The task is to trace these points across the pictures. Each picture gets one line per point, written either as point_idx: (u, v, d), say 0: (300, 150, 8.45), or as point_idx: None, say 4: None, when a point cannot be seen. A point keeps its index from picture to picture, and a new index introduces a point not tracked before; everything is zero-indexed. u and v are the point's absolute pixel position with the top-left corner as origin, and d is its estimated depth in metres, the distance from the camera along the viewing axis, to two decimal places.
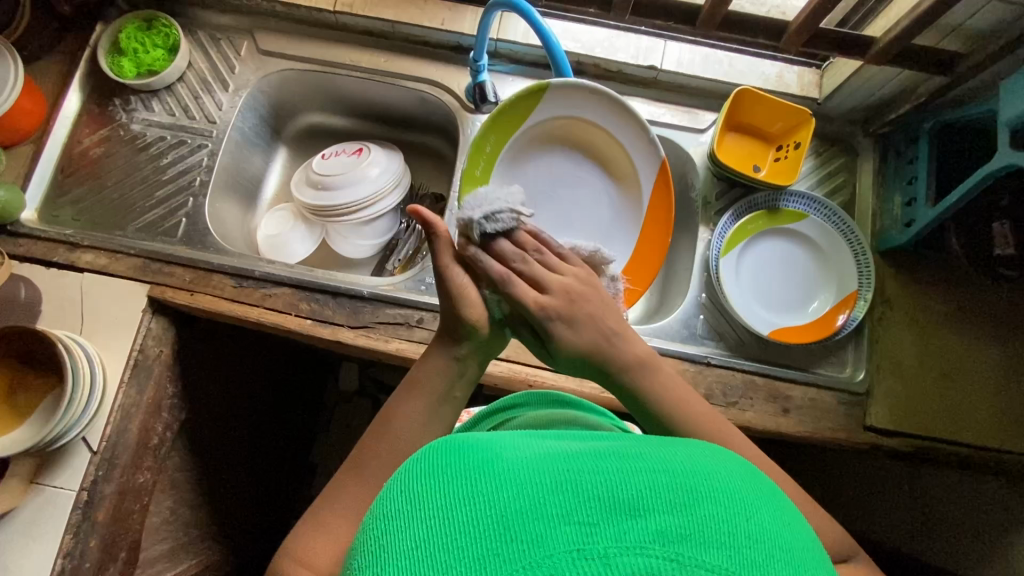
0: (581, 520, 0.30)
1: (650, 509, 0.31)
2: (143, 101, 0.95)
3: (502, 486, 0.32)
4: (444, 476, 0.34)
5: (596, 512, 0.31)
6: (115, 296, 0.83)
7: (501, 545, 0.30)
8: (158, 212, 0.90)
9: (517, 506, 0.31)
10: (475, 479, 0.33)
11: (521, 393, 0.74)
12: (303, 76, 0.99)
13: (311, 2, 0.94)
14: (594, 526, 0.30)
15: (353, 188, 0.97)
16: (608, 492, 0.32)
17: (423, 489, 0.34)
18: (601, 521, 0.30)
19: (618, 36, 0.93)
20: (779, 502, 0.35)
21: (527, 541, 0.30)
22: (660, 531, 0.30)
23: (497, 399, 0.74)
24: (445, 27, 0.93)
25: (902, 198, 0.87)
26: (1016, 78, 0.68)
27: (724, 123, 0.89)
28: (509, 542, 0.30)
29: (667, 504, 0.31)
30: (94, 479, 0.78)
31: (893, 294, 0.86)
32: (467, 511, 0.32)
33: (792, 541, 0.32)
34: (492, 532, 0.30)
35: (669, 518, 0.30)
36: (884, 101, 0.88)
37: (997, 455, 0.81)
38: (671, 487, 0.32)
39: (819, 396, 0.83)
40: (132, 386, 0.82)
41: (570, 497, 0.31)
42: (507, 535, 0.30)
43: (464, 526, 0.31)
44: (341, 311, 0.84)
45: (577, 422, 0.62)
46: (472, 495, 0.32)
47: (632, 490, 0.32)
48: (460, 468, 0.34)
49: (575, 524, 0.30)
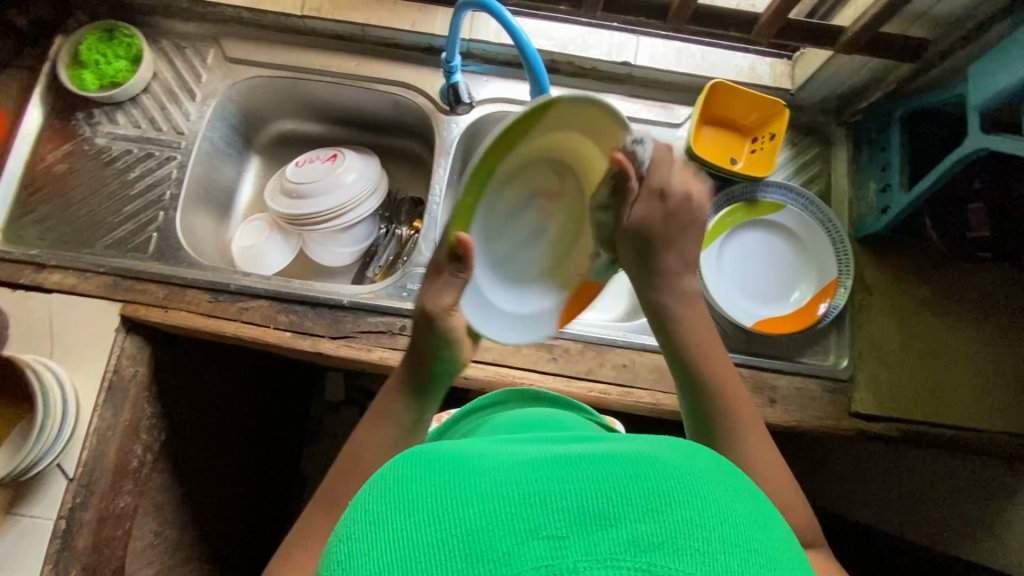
0: (550, 534, 0.30)
1: (621, 518, 0.30)
2: (107, 113, 0.92)
3: (468, 500, 0.32)
4: (409, 494, 0.33)
5: (565, 524, 0.30)
6: (86, 316, 0.81)
7: (468, 566, 0.29)
8: (127, 228, 0.88)
9: (484, 522, 0.30)
10: (440, 495, 0.32)
11: (501, 392, 0.73)
12: (273, 83, 0.97)
13: (277, 8, 0.91)
14: (564, 539, 0.29)
15: (330, 195, 0.95)
16: (577, 503, 0.31)
17: (387, 507, 0.33)
18: (571, 534, 0.30)
19: (591, 33, 0.92)
20: (752, 498, 0.35)
21: (495, 561, 0.29)
22: (631, 541, 0.29)
23: (475, 399, 0.74)
24: (416, 28, 0.92)
25: (877, 184, 0.88)
26: (983, 63, 0.69)
27: (700, 117, 0.89)
28: (477, 562, 0.29)
29: (637, 513, 0.30)
30: (72, 507, 0.76)
31: (872, 281, 0.87)
32: (433, 531, 0.31)
33: (768, 543, 0.32)
34: (458, 550, 0.30)
35: (640, 528, 0.30)
36: (855, 90, 0.89)
37: (979, 435, 0.82)
38: (642, 494, 0.31)
39: (804, 385, 0.84)
40: (107, 409, 0.79)
41: (539, 511, 0.30)
42: (474, 555, 0.29)
43: (431, 546, 0.30)
44: (321, 322, 0.83)
45: (561, 420, 0.62)
46: (438, 515, 0.31)
47: (602, 500, 0.31)
48: (425, 484, 0.33)
49: (544, 538, 0.30)
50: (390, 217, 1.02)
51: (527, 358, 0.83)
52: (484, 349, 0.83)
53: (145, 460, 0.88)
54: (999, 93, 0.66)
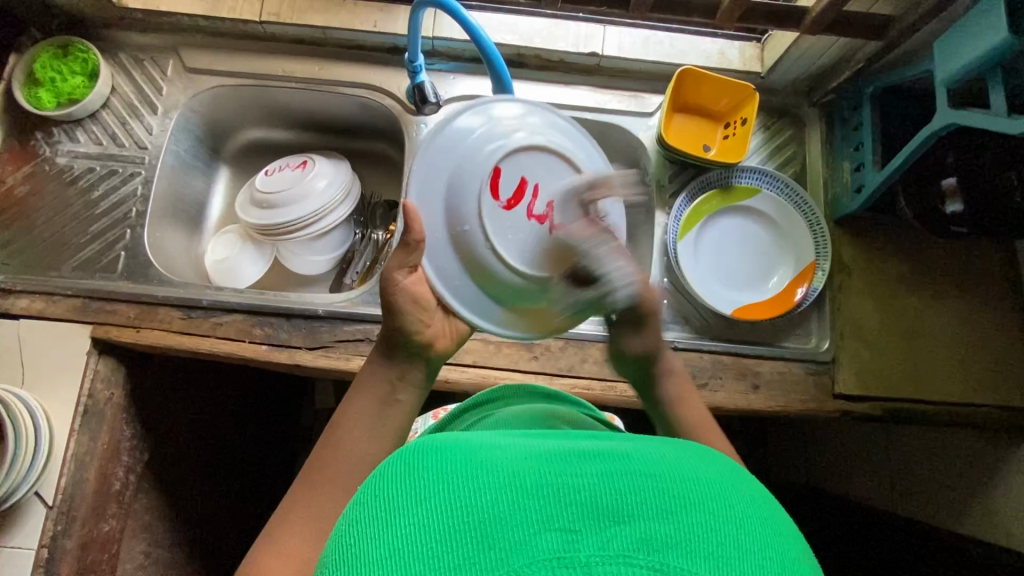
0: (563, 526, 0.29)
1: (634, 514, 0.30)
2: (67, 132, 0.90)
3: (480, 488, 0.31)
4: (421, 481, 0.32)
5: (579, 518, 0.29)
6: (56, 340, 0.79)
7: (477, 554, 0.28)
8: (94, 248, 0.86)
9: (497, 512, 0.30)
10: (453, 481, 0.31)
11: (493, 390, 0.71)
12: (236, 92, 0.95)
13: (234, 14, 0.89)
14: (577, 533, 0.29)
15: (300, 203, 0.93)
16: (591, 496, 0.30)
17: (396, 494, 0.32)
18: (584, 528, 0.29)
19: (556, 25, 0.91)
20: (764, 504, 0.34)
21: (506, 549, 0.28)
22: (645, 539, 0.29)
23: (470, 397, 0.72)
24: (378, 29, 0.90)
25: (851, 163, 0.87)
26: (947, 38, 0.68)
27: (670, 105, 0.88)
28: (488, 551, 0.28)
29: (651, 510, 0.30)
30: (53, 535, 0.75)
31: (850, 261, 0.86)
32: (443, 517, 0.30)
33: (781, 552, 0.31)
34: (469, 538, 0.29)
35: (655, 526, 0.29)
36: (825, 70, 0.88)
37: (963, 409, 0.83)
38: (655, 493, 0.31)
39: (787, 369, 0.84)
40: (84, 433, 0.78)
41: (553, 504, 0.30)
42: (484, 543, 0.28)
43: (442, 532, 0.29)
44: (297, 333, 0.82)
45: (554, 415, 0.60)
46: (451, 500, 0.30)
47: (616, 494, 0.30)
48: (437, 472, 0.32)
49: (556, 530, 0.29)
50: (366, 221, 1.01)
51: (508, 358, 0.82)
52: (463, 351, 0.82)
53: (128, 482, 0.87)
54: (964, 68, 0.66)
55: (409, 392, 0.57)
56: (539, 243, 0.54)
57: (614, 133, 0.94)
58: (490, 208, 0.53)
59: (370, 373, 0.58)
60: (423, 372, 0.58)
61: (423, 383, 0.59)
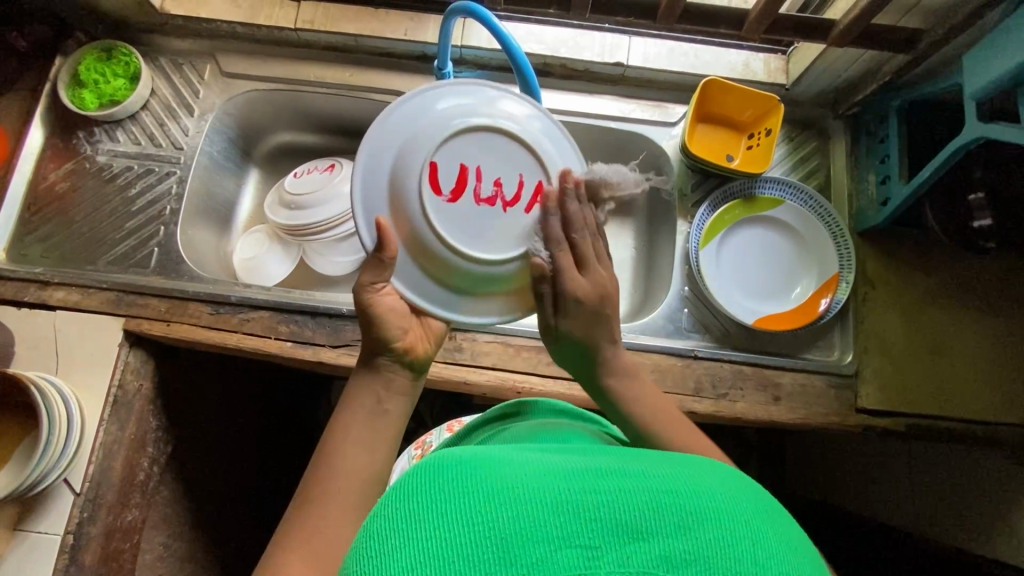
0: (583, 544, 0.29)
1: (653, 531, 0.30)
2: (107, 131, 0.93)
3: (501, 504, 0.31)
4: (443, 493, 0.32)
5: (598, 535, 0.30)
6: (90, 332, 0.82)
7: (500, 570, 0.28)
8: (129, 244, 0.89)
9: (518, 527, 0.30)
10: (474, 497, 0.31)
11: (514, 403, 0.71)
12: (269, 96, 0.97)
13: (271, 22, 0.92)
14: (597, 550, 0.29)
15: (328, 204, 0.95)
16: (611, 512, 0.31)
17: (417, 507, 0.31)
18: (603, 544, 0.30)
19: (582, 35, 0.92)
20: (781, 517, 0.35)
21: (529, 565, 0.28)
22: (665, 556, 0.29)
23: (488, 410, 0.72)
24: (409, 37, 0.92)
25: (876, 176, 0.87)
26: (978, 51, 0.68)
27: (694, 115, 0.89)
28: (511, 565, 0.28)
29: (670, 526, 0.30)
30: (79, 521, 0.76)
31: (875, 275, 0.86)
32: (464, 531, 0.30)
33: (798, 564, 0.31)
34: (492, 553, 0.29)
35: (673, 543, 0.30)
36: (851, 83, 0.88)
37: (988, 428, 0.81)
38: (673, 509, 0.31)
39: (809, 381, 0.83)
40: (112, 423, 0.80)
41: (573, 520, 0.30)
42: (507, 559, 0.29)
43: (463, 546, 0.29)
44: (321, 331, 0.83)
45: (576, 431, 0.60)
46: (469, 513, 0.30)
47: (635, 511, 0.31)
48: (459, 485, 0.32)
49: (576, 548, 0.29)
50: None
51: (527, 361, 0.83)
52: (482, 354, 0.83)
53: (151, 473, 0.89)
54: (995, 81, 0.66)
55: (396, 402, 0.57)
56: (488, 228, 0.53)
57: (637, 142, 0.95)
58: (434, 202, 0.52)
59: (356, 385, 0.57)
60: (408, 377, 0.58)
61: (409, 390, 0.58)
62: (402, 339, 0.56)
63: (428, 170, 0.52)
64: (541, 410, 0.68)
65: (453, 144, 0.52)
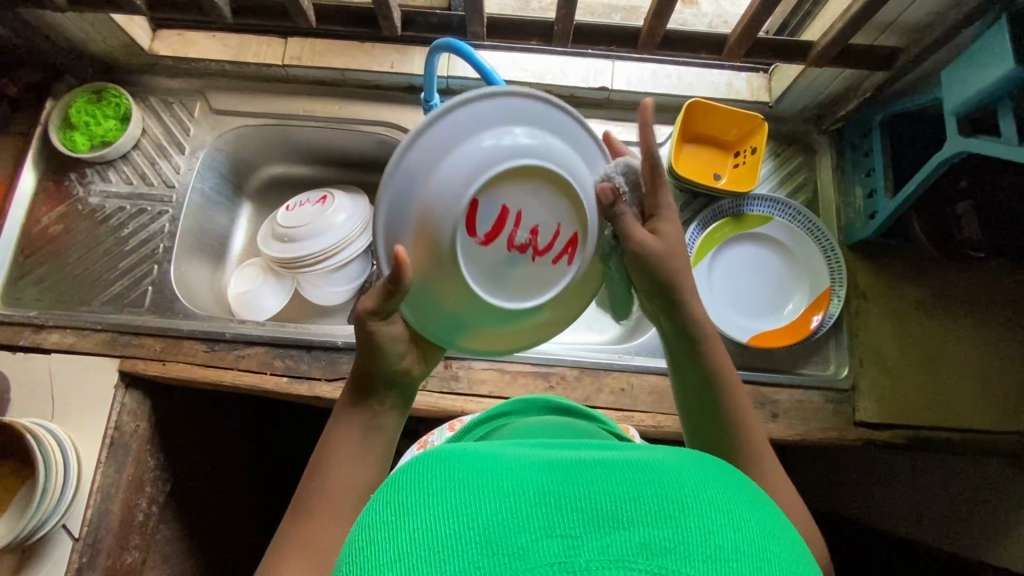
0: (563, 533, 0.29)
1: (634, 519, 0.30)
2: (99, 172, 0.94)
3: (487, 498, 0.31)
4: (431, 490, 0.32)
5: (579, 524, 0.29)
6: (86, 374, 0.82)
7: (481, 558, 0.28)
8: (123, 283, 0.89)
9: (501, 518, 0.30)
10: (462, 492, 0.32)
11: (508, 402, 0.71)
12: (259, 131, 0.98)
13: (259, 59, 0.93)
14: (578, 539, 0.29)
15: (320, 237, 0.96)
16: (593, 503, 0.30)
17: (407, 503, 0.32)
18: (584, 534, 0.29)
19: (566, 62, 0.93)
20: (766, 511, 0.34)
21: (509, 555, 0.28)
22: (645, 543, 0.29)
23: (486, 409, 0.71)
24: (395, 70, 0.93)
25: (862, 190, 0.88)
26: (955, 66, 0.69)
27: (680, 136, 0.90)
28: (492, 555, 0.28)
29: (650, 515, 0.30)
30: (79, 567, 0.76)
31: (866, 287, 0.86)
32: (449, 523, 0.30)
33: (779, 554, 0.31)
34: (475, 543, 0.29)
35: (653, 531, 0.29)
36: (833, 98, 0.89)
37: (988, 436, 0.81)
38: (656, 500, 0.31)
39: (806, 397, 0.83)
40: (110, 466, 0.80)
41: (555, 511, 0.30)
42: (489, 549, 0.29)
43: (447, 539, 0.29)
44: (317, 365, 0.83)
45: (572, 429, 0.59)
46: (456, 506, 0.31)
47: (618, 501, 0.30)
48: (448, 479, 0.33)
49: (557, 537, 0.29)
50: None
51: (524, 387, 0.83)
52: (479, 382, 0.83)
53: (150, 513, 0.88)
54: (975, 96, 0.67)
55: (390, 416, 0.55)
56: (518, 271, 0.49)
57: None
58: (466, 242, 0.46)
59: (344, 406, 0.54)
60: (397, 396, 0.55)
61: (402, 407, 0.56)
62: (399, 361, 0.54)
63: (468, 205, 0.45)
64: (535, 406, 0.68)
65: (502, 179, 0.45)
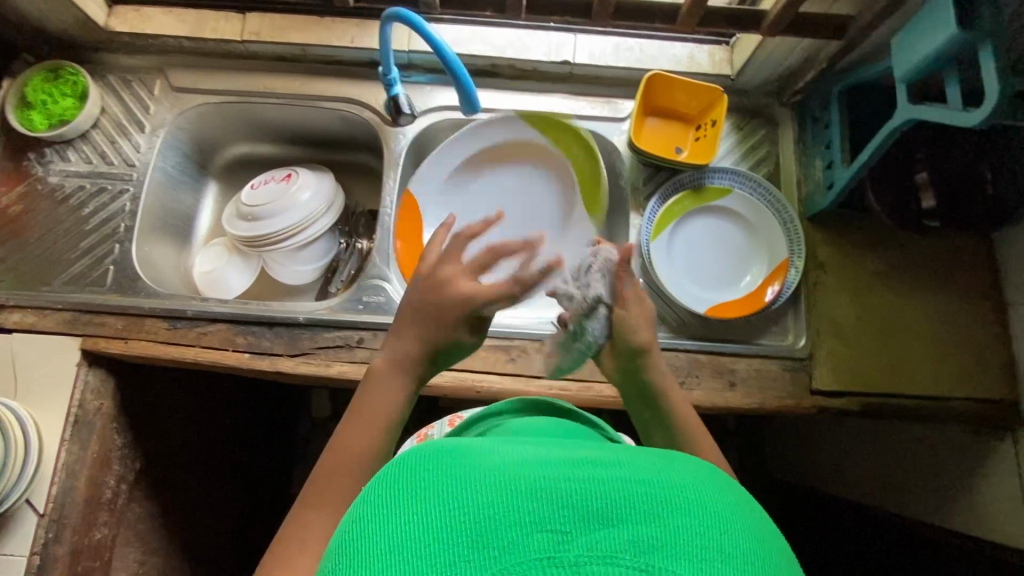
0: (552, 528, 0.31)
1: (623, 518, 0.31)
2: (58, 152, 0.93)
3: (476, 492, 0.32)
4: (420, 484, 0.34)
5: (569, 520, 0.31)
6: (47, 353, 0.82)
7: (472, 552, 0.30)
8: (85, 263, 0.89)
9: (491, 512, 0.31)
10: (451, 487, 0.33)
11: (504, 403, 0.72)
12: (221, 109, 0.98)
13: (217, 35, 0.93)
14: (567, 534, 0.30)
15: (283, 215, 0.95)
16: (582, 499, 0.32)
17: (396, 497, 0.34)
18: (573, 529, 0.30)
19: (528, 36, 0.93)
20: (752, 511, 0.35)
21: (498, 549, 0.30)
22: (633, 542, 0.30)
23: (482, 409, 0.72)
24: (355, 44, 0.92)
25: (822, 161, 0.88)
26: (904, 34, 0.69)
27: (640, 110, 0.90)
28: (482, 548, 0.30)
29: (639, 514, 0.31)
30: (45, 542, 0.77)
31: (825, 259, 0.87)
32: (440, 517, 0.32)
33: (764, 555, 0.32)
34: (465, 537, 0.31)
35: (641, 529, 0.31)
36: (792, 71, 0.89)
37: (942, 404, 0.83)
38: (646, 500, 0.32)
39: (764, 366, 0.84)
40: (74, 444, 0.80)
41: (545, 505, 0.31)
42: (479, 542, 0.30)
43: (439, 530, 0.31)
44: (279, 341, 0.83)
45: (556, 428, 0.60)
46: (447, 501, 0.32)
47: (608, 500, 0.32)
48: (437, 473, 0.34)
49: (547, 532, 0.30)
50: (350, 231, 1.04)
51: (485, 360, 0.84)
52: None
53: (119, 491, 0.88)
54: (921, 63, 0.67)
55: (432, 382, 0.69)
56: None
57: (589, 138, 0.96)
58: None
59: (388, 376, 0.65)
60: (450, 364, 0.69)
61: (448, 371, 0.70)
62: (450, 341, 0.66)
63: None
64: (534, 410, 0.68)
65: None
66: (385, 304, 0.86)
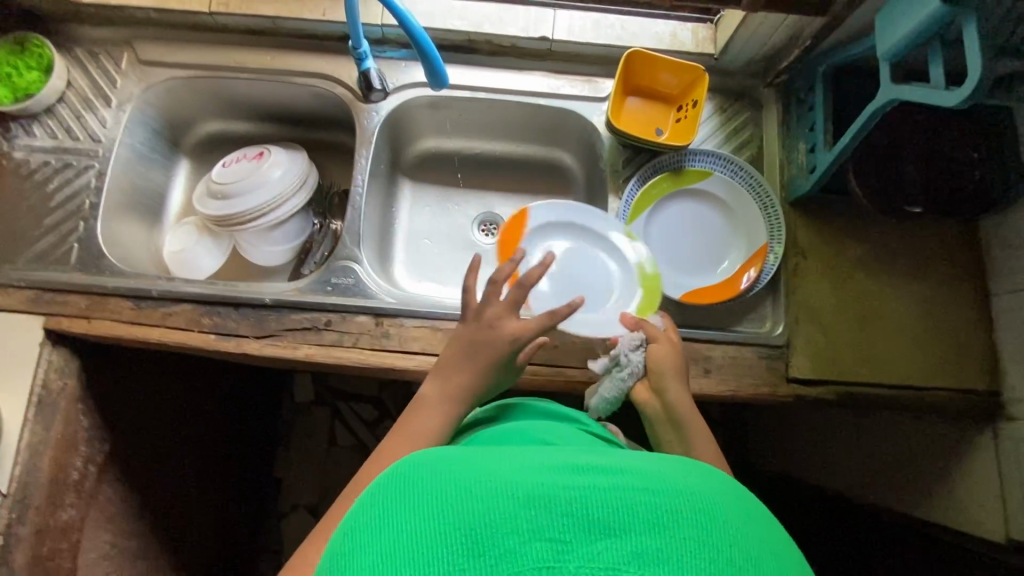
0: (552, 537, 0.31)
1: (625, 528, 0.31)
2: (23, 126, 0.91)
3: (472, 500, 0.33)
4: (414, 494, 0.34)
5: (569, 529, 0.31)
6: (9, 333, 0.81)
7: (468, 560, 0.31)
8: (49, 240, 0.86)
9: (488, 521, 0.32)
10: (446, 497, 0.33)
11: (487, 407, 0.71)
12: (191, 84, 0.95)
13: (184, 6, 0.90)
14: (568, 543, 0.31)
15: (254, 193, 0.93)
16: (583, 508, 0.32)
17: (388, 505, 0.34)
18: (573, 539, 0.31)
19: (505, 11, 0.90)
20: (760, 515, 0.35)
21: (495, 558, 0.30)
22: (636, 553, 0.30)
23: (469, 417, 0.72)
24: (327, 17, 0.90)
25: (805, 144, 0.86)
26: (888, 10, 0.66)
27: (620, 89, 0.88)
28: (480, 557, 0.31)
29: (642, 524, 0.31)
30: (8, 522, 0.77)
31: (806, 245, 0.85)
32: (435, 526, 0.32)
33: (771, 560, 0.32)
34: (462, 546, 0.31)
35: (644, 540, 0.31)
36: (776, 51, 0.87)
37: (919, 394, 0.81)
38: (649, 509, 0.32)
39: (740, 353, 0.83)
40: (37, 424, 0.79)
41: (545, 514, 0.32)
42: (477, 551, 0.31)
43: (434, 539, 0.31)
44: (245, 322, 0.82)
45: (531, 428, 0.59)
46: (442, 509, 0.33)
47: (610, 509, 0.32)
48: (431, 482, 0.34)
49: (548, 540, 0.31)
50: (324, 212, 1.02)
51: None
52: (411, 339, 0.81)
53: (87, 472, 0.87)
54: (907, 40, 0.64)
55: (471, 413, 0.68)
56: None
57: (568, 119, 0.94)
58: None
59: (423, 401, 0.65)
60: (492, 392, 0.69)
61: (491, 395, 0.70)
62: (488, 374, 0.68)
63: None
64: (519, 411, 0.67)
65: None
66: (354, 287, 0.85)
